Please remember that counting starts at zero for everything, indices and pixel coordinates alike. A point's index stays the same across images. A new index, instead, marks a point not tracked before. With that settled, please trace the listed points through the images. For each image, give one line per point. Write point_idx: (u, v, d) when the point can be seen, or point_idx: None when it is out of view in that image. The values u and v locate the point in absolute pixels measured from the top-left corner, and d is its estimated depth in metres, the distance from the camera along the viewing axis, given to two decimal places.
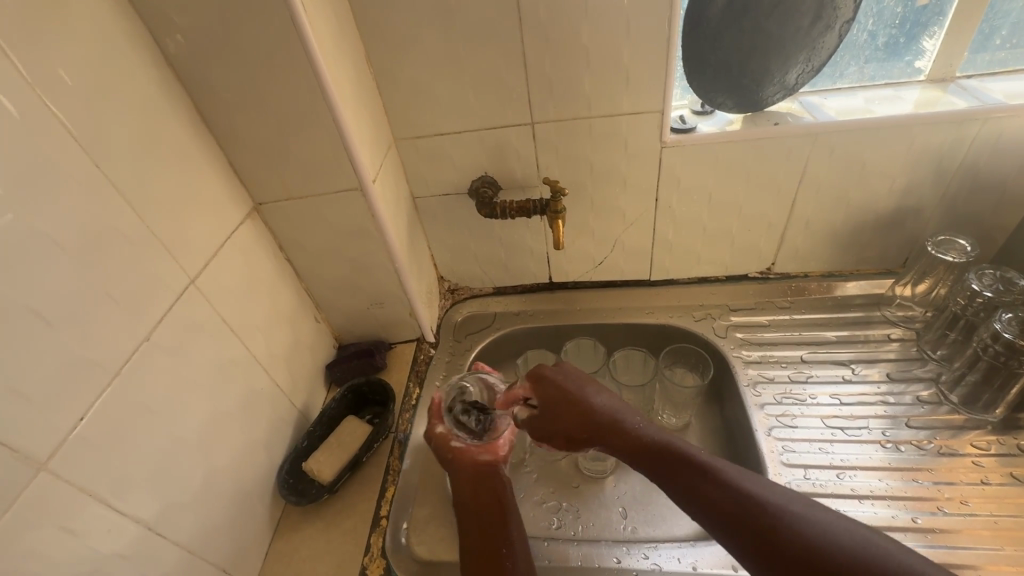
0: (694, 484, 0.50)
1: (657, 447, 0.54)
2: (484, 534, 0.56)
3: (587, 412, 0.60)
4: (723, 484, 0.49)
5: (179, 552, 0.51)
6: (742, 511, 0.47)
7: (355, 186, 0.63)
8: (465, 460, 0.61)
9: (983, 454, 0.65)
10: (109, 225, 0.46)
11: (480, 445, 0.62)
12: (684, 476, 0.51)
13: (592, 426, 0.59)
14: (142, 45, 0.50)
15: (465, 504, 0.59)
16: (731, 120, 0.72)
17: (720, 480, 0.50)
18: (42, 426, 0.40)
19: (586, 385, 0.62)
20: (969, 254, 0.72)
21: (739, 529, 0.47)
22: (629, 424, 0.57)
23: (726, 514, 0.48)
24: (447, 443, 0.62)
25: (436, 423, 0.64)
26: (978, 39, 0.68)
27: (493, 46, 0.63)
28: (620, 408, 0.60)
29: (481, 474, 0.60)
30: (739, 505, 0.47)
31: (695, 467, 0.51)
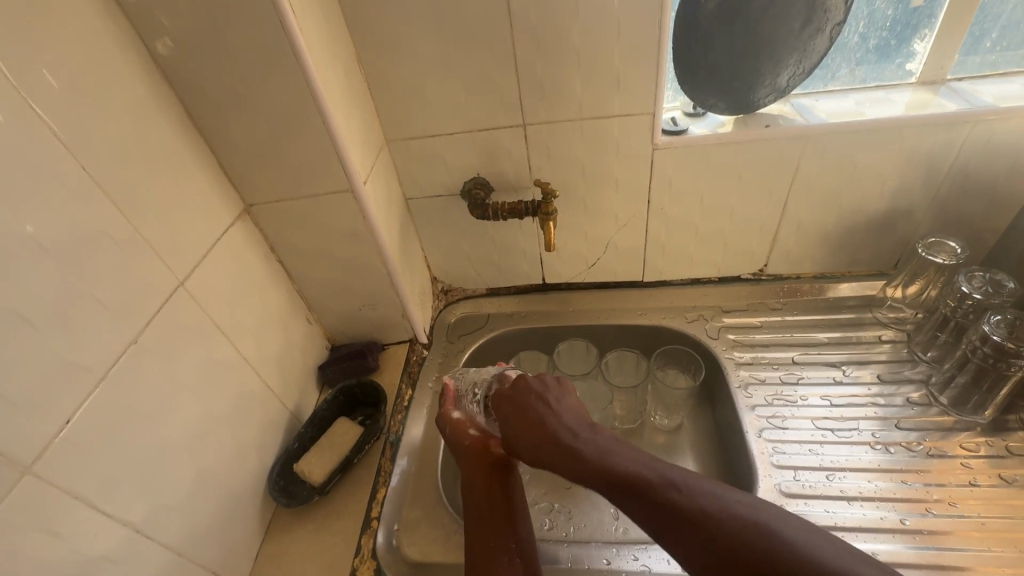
0: (627, 495, 0.46)
1: (591, 456, 0.50)
2: (493, 524, 0.56)
3: (534, 422, 0.56)
4: (656, 494, 0.45)
5: (168, 555, 0.51)
6: (679, 525, 0.43)
7: (346, 187, 0.63)
8: (479, 449, 0.61)
9: (972, 456, 0.65)
10: (95, 227, 0.46)
11: (497, 438, 0.63)
12: (617, 487, 0.47)
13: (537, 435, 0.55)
14: (131, 48, 0.50)
15: (476, 497, 0.58)
16: (723, 122, 0.73)
17: (652, 488, 0.46)
18: (26, 430, 0.39)
19: (539, 395, 0.59)
20: (959, 255, 0.72)
21: (673, 540, 0.43)
22: (571, 430, 0.53)
23: (665, 529, 0.44)
24: (464, 430, 0.64)
25: (452, 410, 0.66)
26: (968, 41, 0.68)
27: (484, 49, 0.63)
28: (563, 412, 0.56)
29: (495, 465, 0.60)
30: (674, 517, 0.43)
31: (625, 474, 0.47)
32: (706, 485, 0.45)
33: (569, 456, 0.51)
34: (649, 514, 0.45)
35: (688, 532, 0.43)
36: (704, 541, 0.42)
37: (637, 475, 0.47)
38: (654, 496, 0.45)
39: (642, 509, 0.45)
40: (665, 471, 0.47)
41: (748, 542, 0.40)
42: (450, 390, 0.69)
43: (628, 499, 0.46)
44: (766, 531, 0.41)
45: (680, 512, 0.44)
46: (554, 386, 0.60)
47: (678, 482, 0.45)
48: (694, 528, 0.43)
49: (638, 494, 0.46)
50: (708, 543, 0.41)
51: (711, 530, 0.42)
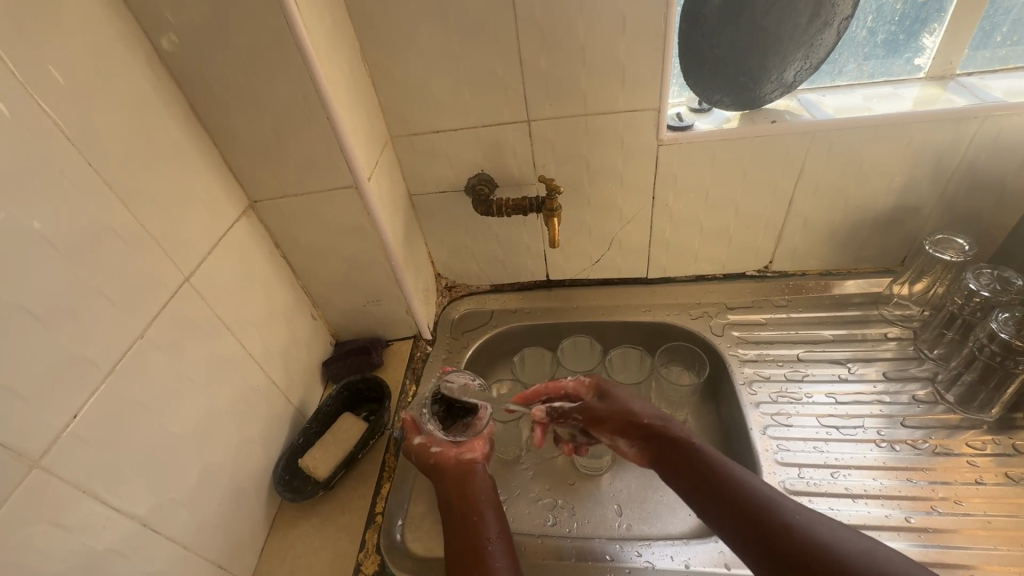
0: (721, 496, 0.50)
1: (690, 455, 0.54)
2: (466, 529, 0.56)
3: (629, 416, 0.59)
4: (749, 497, 0.49)
5: (174, 548, 0.51)
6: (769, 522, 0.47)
7: (351, 183, 0.63)
8: (447, 462, 0.63)
9: (978, 454, 0.64)
10: (101, 223, 0.46)
11: (460, 446, 0.64)
12: (712, 485, 0.51)
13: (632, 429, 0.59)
14: (135, 43, 0.50)
15: (450, 507, 0.59)
16: (729, 118, 0.72)
17: (742, 488, 0.50)
18: (34, 425, 0.40)
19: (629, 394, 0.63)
20: (967, 253, 0.72)
21: (760, 541, 0.46)
22: (669, 427, 0.58)
23: (753, 524, 0.47)
24: (427, 450, 0.64)
25: (413, 436, 0.66)
26: (978, 35, 0.67)
27: (488, 44, 0.63)
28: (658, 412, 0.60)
29: (466, 471, 0.62)
30: (764, 520, 0.47)
31: (722, 478, 0.51)
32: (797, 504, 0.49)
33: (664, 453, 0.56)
34: (738, 513, 0.48)
35: (773, 533, 0.46)
36: (787, 544, 0.45)
37: (734, 481, 0.51)
38: (746, 499, 0.49)
39: (730, 510, 0.49)
40: (759, 485, 0.51)
41: (838, 551, 0.43)
42: (408, 419, 0.68)
43: (718, 500, 0.50)
44: (856, 547, 0.44)
45: (771, 516, 0.47)
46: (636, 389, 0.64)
47: (775, 495, 0.49)
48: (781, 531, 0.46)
49: (731, 495, 0.50)
50: (795, 549, 0.44)
51: (799, 537, 0.45)
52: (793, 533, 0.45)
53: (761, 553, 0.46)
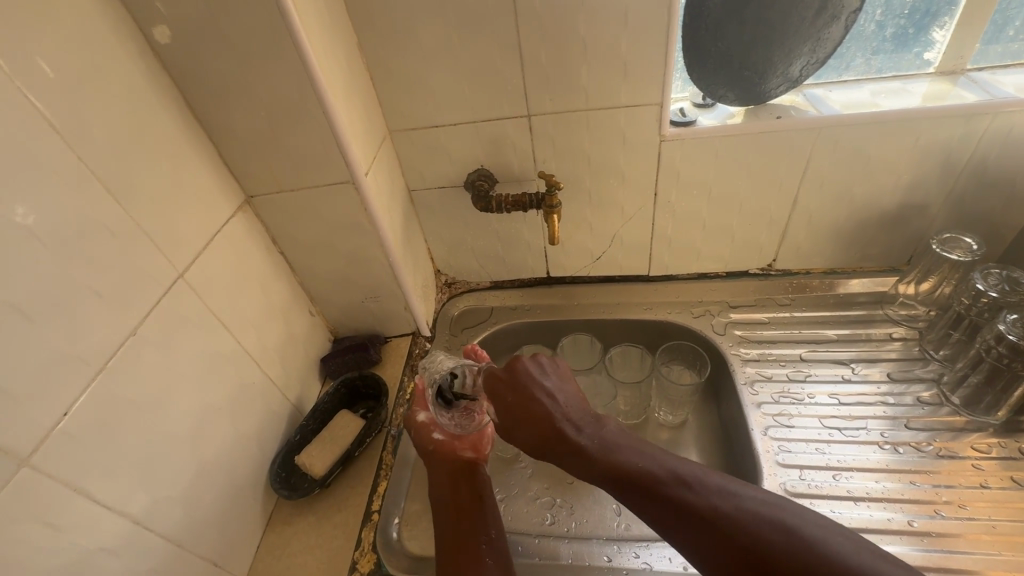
0: (642, 497, 0.46)
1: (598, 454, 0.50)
2: (461, 522, 0.56)
3: (534, 414, 0.54)
4: (668, 491, 0.45)
5: (168, 546, 0.51)
6: (698, 522, 0.43)
7: (348, 179, 0.62)
8: (445, 452, 0.63)
9: (983, 457, 0.63)
10: (92, 219, 0.45)
11: (462, 440, 0.64)
12: (625, 483, 0.47)
13: (538, 429, 0.53)
14: (128, 35, 0.49)
15: (445, 500, 0.59)
16: (732, 114, 0.71)
17: (661, 483, 0.46)
18: (24, 423, 0.39)
19: (534, 381, 0.57)
20: (975, 252, 0.71)
21: (696, 540, 0.43)
22: (568, 425, 0.53)
23: (684, 525, 0.44)
24: (428, 433, 0.65)
25: (419, 410, 0.66)
26: (990, 29, 0.66)
27: (488, 36, 0.62)
28: (563, 398, 0.55)
29: (462, 467, 0.62)
30: (689, 517, 0.43)
31: (636, 474, 0.47)
32: (729, 485, 0.45)
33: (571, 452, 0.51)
34: (658, 513, 0.45)
35: (700, 532, 0.43)
36: (726, 546, 0.41)
37: (647, 473, 0.47)
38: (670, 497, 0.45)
39: (649, 507, 0.46)
40: (677, 471, 0.46)
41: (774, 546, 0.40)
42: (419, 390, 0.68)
43: (643, 501, 0.46)
44: (791, 533, 0.40)
45: (693, 510, 0.44)
46: (550, 367, 0.58)
47: (695, 485, 0.45)
48: (704, 527, 0.43)
49: (649, 492, 0.46)
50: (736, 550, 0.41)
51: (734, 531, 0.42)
52: (718, 528, 0.42)
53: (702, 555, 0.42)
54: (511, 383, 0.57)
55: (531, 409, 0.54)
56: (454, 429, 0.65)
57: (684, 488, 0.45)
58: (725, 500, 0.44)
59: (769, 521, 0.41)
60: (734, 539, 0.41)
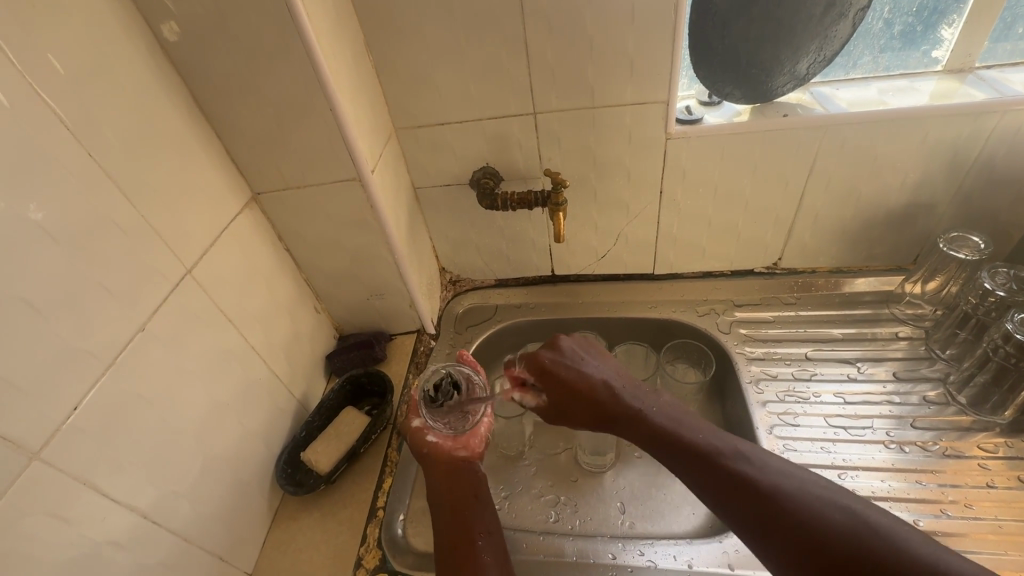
0: (705, 468, 0.50)
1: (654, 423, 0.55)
2: (457, 520, 0.56)
3: (587, 389, 0.59)
4: (729, 463, 0.50)
5: (175, 541, 0.51)
6: (756, 494, 0.47)
7: (354, 176, 0.63)
8: (439, 453, 0.62)
9: (990, 457, 0.63)
10: (101, 214, 0.46)
11: (455, 440, 0.63)
12: (688, 455, 0.52)
13: (591, 401, 0.58)
14: (137, 31, 0.49)
15: (440, 500, 0.59)
16: (739, 111, 0.71)
17: (723, 457, 0.50)
18: (34, 417, 0.40)
19: (583, 357, 0.62)
20: (983, 250, 0.70)
21: (753, 510, 0.46)
22: (627, 400, 0.58)
23: (742, 496, 0.47)
24: (422, 436, 0.63)
25: (412, 417, 0.65)
26: (1000, 26, 0.65)
27: (495, 32, 0.62)
28: (617, 374, 0.61)
29: (457, 467, 0.61)
30: (744, 489, 0.47)
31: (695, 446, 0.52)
32: (792, 469, 0.49)
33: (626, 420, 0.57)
34: (716, 485, 0.49)
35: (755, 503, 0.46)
36: (781, 515, 0.45)
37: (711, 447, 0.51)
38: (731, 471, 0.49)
39: (709, 478, 0.50)
40: (740, 450, 0.51)
41: (828, 518, 0.44)
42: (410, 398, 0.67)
43: (704, 471, 0.50)
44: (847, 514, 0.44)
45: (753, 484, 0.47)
46: (586, 346, 0.63)
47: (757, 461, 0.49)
48: (760, 498, 0.46)
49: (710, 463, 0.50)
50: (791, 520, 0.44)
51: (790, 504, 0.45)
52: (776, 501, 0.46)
53: (756, 523, 0.46)
54: (561, 362, 0.61)
55: (587, 383, 0.59)
56: (447, 431, 0.63)
57: (744, 463, 0.50)
58: (782, 478, 0.48)
59: (825, 501, 0.45)
60: (792, 513, 0.45)
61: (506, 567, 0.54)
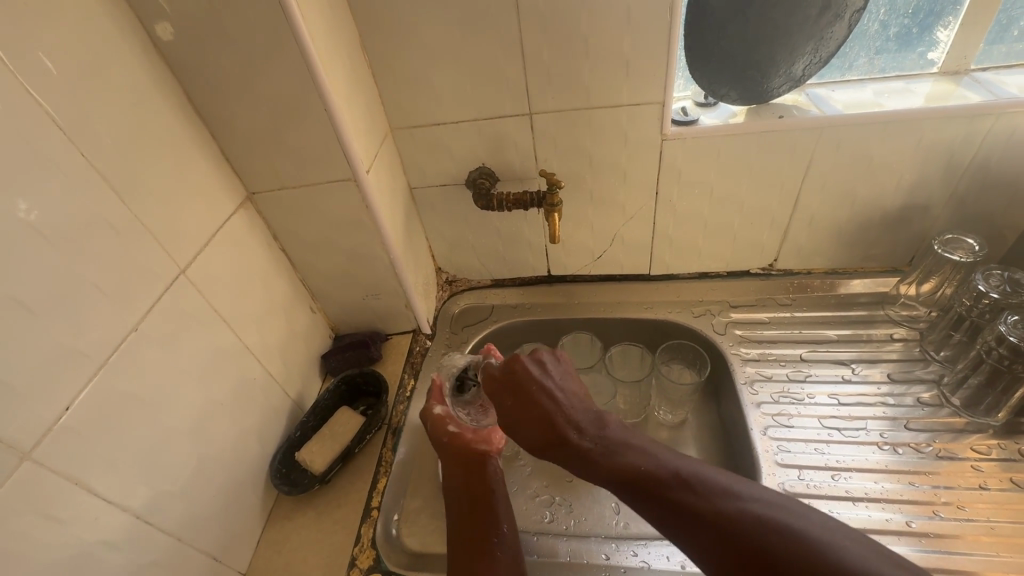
0: (646, 498, 0.46)
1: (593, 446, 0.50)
2: (473, 518, 0.57)
3: (529, 419, 0.53)
4: (669, 491, 0.46)
5: (169, 540, 0.51)
6: (700, 525, 0.43)
7: (349, 176, 0.63)
8: (459, 444, 0.61)
9: (983, 459, 0.63)
10: (94, 214, 0.46)
11: (476, 432, 0.63)
12: (628, 483, 0.47)
13: (535, 433, 0.52)
14: (131, 31, 0.49)
15: (456, 495, 0.59)
16: (735, 113, 0.71)
17: (663, 484, 0.46)
18: (26, 416, 0.40)
19: (532, 385, 0.53)
20: (977, 253, 0.70)
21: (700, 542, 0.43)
22: (575, 435, 0.51)
23: (687, 528, 0.44)
24: (443, 426, 0.64)
25: (435, 404, 0.66)
26: (995, 29, 0.65)
27: (490, 33, 0.62)
28: (565, 398, 0.54)
29: (475, 460, 0.61)
30: (694, 521, 0.44)
31: (635, 472, 0.47)
32: (735, 490, 0.45)
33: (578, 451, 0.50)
34: (666, 515, 0.45)
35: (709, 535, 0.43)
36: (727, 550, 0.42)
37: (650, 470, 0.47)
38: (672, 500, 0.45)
39: (652, 507, 0.46)
40: (681, 474, 0.47)
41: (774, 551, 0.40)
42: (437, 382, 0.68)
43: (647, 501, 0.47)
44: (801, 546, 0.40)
45: (701, 514, 0.44)
46: (555, 366, 0.56)
47: (698, 486, 0.45)
48: (711, 531, 0.43)
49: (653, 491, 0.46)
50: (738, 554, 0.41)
51: (736, 536, 0.42)
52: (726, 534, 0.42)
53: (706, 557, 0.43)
54: (508, 385, 0.55)
55: (530, 413, 0.53)
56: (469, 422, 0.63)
57: (688, 490, 0.45)
58: (729, 504, 0.44)
59: (773, 526, 0.41)
60: (736, 546, 0.41)
61: (520, 565, 0.54)
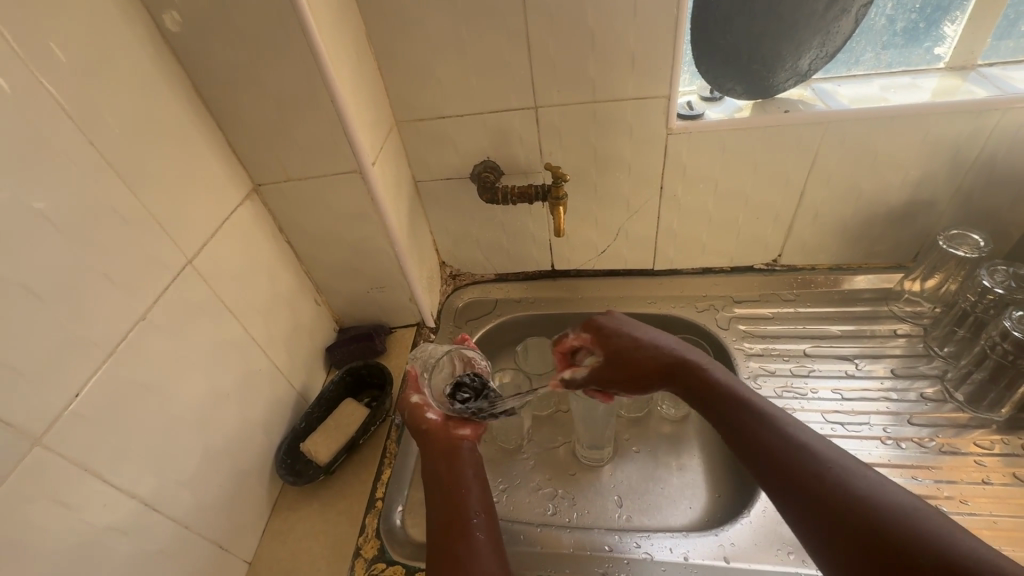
0: (758, 432, 0.49)
1: (714, 380, 0.55)
2: (451, 502, 0.55)
3: (648, 346, 0.60)
4: (784, 429, 0.49)
5: (176, 528, 0.52)
6: (805, 461, 0.45)
7: (355, 168, 0.63)
8: (437, 432, 0.61)
9: (986, 454, 0.63)
10: (103, 203, 0.46)
11: (453, 419, 0.63)
12: (744, 414, 0.51)
13: (655, 356, 0.59)
14: (139, 21, 0.50)
15: (435, 479, 0.58)
16: (740, 107, 0.71)
17: (780, 425, 0.49)
18: (35, 403, 0.40)
19: (644, 325, 0.64)
20: (983, 249, 0.70)
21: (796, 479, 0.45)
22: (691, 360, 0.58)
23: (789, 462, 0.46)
24: (421, 414, 0.63)
25: (412, 393, 0.65)
26: (1003, 24, 0.65)
27: (496, 26, 0.62)
28: (684, 348, 0.60)
29: (454, 445, 0.60)
30: (791, 455, 0.46)
31: (749, 408, 0.52)
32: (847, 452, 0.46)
33: (693, 382, 0.57)
34: (766, 445, 0.48)
35: (800, 469, 0.45)
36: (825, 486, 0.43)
37: (766, 412, 0.51)
38: (785, 439, 0.48)
39: (759, 438, 0.49)
40: (794, 421, 0.50)
41: (873, 497, 0.41)
42: (411, 372, 0.68)
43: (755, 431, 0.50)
44: (903, 504, 0.40)
45: (803, 452, 0.46)
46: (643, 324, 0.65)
47: (814, 438, 0.48)
48: (821, 469, 0.44)
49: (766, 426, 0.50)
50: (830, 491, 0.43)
51: (838, 480, 0.43)
52: (820, 473, 0.44)
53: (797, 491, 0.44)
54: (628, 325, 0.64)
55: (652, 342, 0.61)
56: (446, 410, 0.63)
57: (803, 432, 0.48)
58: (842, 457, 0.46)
59: (887, 487, 0.42)
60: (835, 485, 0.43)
61: (499, 549, 0.53)
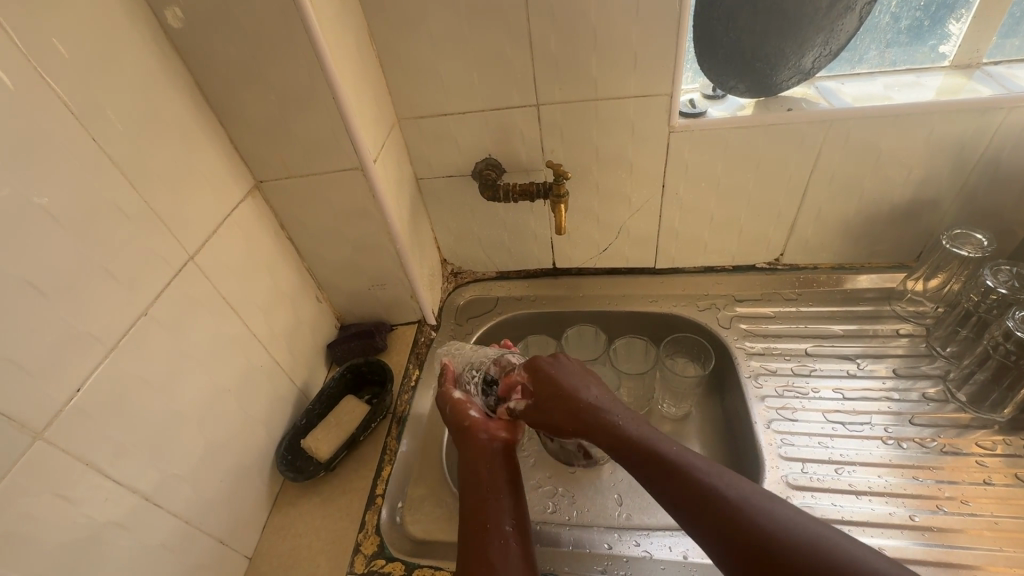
0: (670, 486, 0.47)
1: (631, 436, 0.52)
2: (485, 505, 0.55)
3: (567, 401, 0.57)
4: (695, 480, 0.47)
5: (177, 523, 0.52)
6: (718, 515, 0.44)
7: (356, 165, 0.63)
8: (478, 432, 0.61)
9: (988, 454, 0.63)
10: (103, 199, 0.46)
11: (493, 421, 0.63)
12: (653, 468, 0.49)
13: (571, 412, 0.57)
14: (141, 17, 0.50)
15: (473, 478, 0.58)
16: (743, 105, 0.71)
17: (691, 476, 0.47)
18: (36, 397, 0.40)
19: (573, 376, 0.60)
20: (986, 248, 0.70)
21: (714, 534, 0.44)
22: (606, 412, 0.55)
23: (703, 517, 0.45)
24: (463, 410, 0.64)
25: (453, 390, 0.68)
26: (1008, 22, 0.65)
27: (498, 23, 0.62)
28: (605, 400, 0.57)
29: (496, 448, 0.60)
30: (705, 508, 0.45)
31: (668, 462, 0.49)
32: (775, 499, 0.45)
33: (609, 442, 0.53)
34: (681, 498, 0.46)
35: (716, 525, 0.44)
36: (742, 538, 0.42)
37: (677, 461, 0.49)
38: (697, 492, 0.46)
39: (671, 491, 0.47)
40: (707, 466, 0.48)
41: (787, 547, 0.41)
42: (449, 370, 0.71)
43: (668, 484, 0.48)
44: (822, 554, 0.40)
45: (716, 504, 0.45)
46: (572, 367, 0.62)
47: (728, 485, 0.46)
48: (733, 524, 0.43)
49: (680, 475, 0.47)
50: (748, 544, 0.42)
51: (752, 531, 0.42)
52: (746, 537, 0.42)
53: (718, 546, 0.43)
54: (548, 373, 0.61)
55: (572, 399, 0.57)
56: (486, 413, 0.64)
57: (715, 477, 0.47)
58: (759, 500, 0.44)
59: (805, 533, 0.41)
60: (750, 538, 0.42)
61: (528, 557, 0.53)
